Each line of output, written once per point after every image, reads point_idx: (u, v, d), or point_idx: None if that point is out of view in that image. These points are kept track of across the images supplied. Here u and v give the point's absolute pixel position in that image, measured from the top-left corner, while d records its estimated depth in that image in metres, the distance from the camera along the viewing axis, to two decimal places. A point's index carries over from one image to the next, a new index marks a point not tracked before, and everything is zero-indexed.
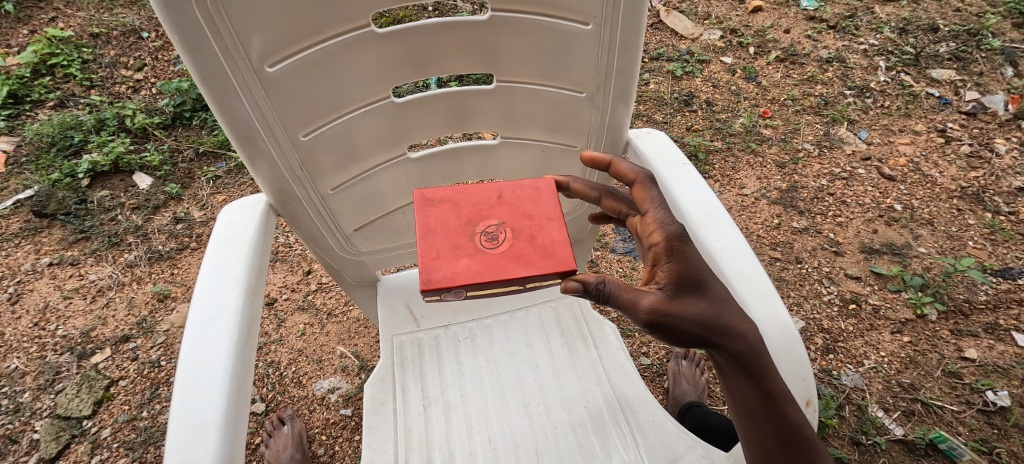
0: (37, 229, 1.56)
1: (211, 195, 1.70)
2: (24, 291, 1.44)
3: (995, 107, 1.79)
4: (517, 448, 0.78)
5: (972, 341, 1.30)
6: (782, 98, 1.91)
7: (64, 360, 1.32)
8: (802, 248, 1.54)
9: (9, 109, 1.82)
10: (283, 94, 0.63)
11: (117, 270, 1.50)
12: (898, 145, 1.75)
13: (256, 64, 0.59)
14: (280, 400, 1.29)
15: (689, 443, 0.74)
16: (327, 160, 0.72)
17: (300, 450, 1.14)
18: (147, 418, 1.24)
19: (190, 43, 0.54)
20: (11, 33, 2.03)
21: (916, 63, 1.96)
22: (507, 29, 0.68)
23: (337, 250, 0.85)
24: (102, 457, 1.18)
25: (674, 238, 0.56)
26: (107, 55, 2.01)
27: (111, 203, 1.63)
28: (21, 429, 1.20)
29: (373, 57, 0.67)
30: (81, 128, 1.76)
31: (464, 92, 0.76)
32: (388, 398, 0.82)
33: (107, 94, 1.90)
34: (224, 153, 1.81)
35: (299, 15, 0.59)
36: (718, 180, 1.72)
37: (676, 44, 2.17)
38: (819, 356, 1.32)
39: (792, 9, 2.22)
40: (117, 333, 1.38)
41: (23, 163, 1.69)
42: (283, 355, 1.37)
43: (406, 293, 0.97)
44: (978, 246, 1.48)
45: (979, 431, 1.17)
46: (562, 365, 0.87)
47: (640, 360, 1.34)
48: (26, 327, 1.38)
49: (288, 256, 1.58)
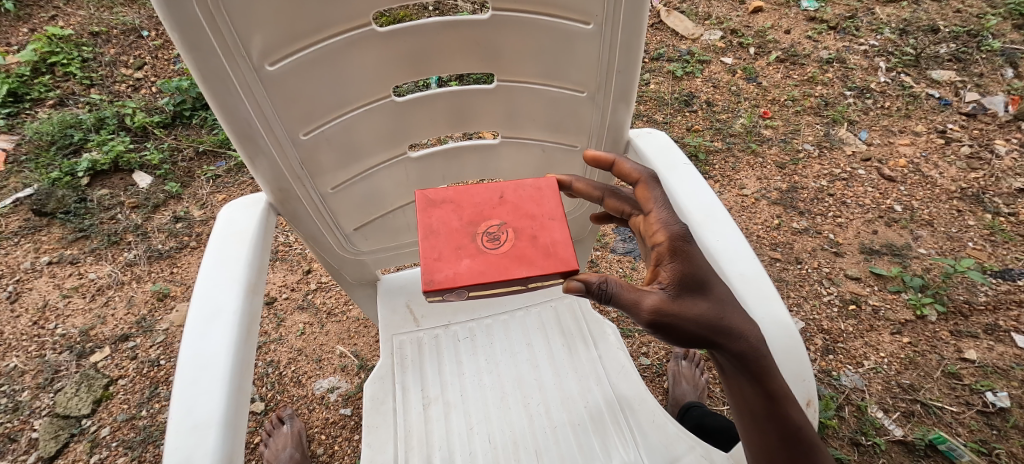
0: (37, 228, 1.56)
1: (211, 194, 1.70)
2: (24, 290, 1.44)
3: (995, 109, 1.79)
4: (517, 448, 0.78)
5: (972, 342, 1.30)
6: (783, 98, 1.91)
7: (64, 358, 1.32)
8: (802, 249, 1.54)
9: (9, 108, 1.82)
10: (283, 93, 0.63)
11: (117, 269, 1.50)
12: (898, 146, 1.75)
13: (257, 63, 0.59)
14: (279, 400, 1.29)
15: (689, 443, 0.74)
16: (328, 159, 0.72)
17: (300, 449, 1.14)
18: (147, 417, 1.24)
19: (191, 40, 0.53)
20: (11, 32, 2.03)
21: (916, 64, 1.96)
22: (507, 29, 0.68)
23: (336, 249, 0.85)
24: (102, 456, 1.18)
25: (678, 238, 0.57)
26: (107, 54, 2.01)
27: (111, 202, 1.63)
28: (20, 428, 1.20)
29: (374, 57, 0.67)
30: (81, 127, 1.76)
31: (465, 91, 0.76)
32: (387, 397, 0.82)
33: (107, 93, 1.90)
34: (224, 152, 1.81)
35: (300, 14, 0.59)
36: (718, 181, 1.72)
37: (676, 44, 2.17)
38: (819, 357, 1.32)
39: (792, 10, 2.23)
40: (117, 332, 1.38)
41: (22, 162, 1.68)
42: (283, 354, 1.37)
43: (406, 293, 0.96)
44: (978, 247, 1.48)
45: (979, 432, 1.17)
46: (562, 365, 0.87)
47: (640, 360, 1.34)
48: (26, 325, 1.38)
49: (288, 255, 1.58)
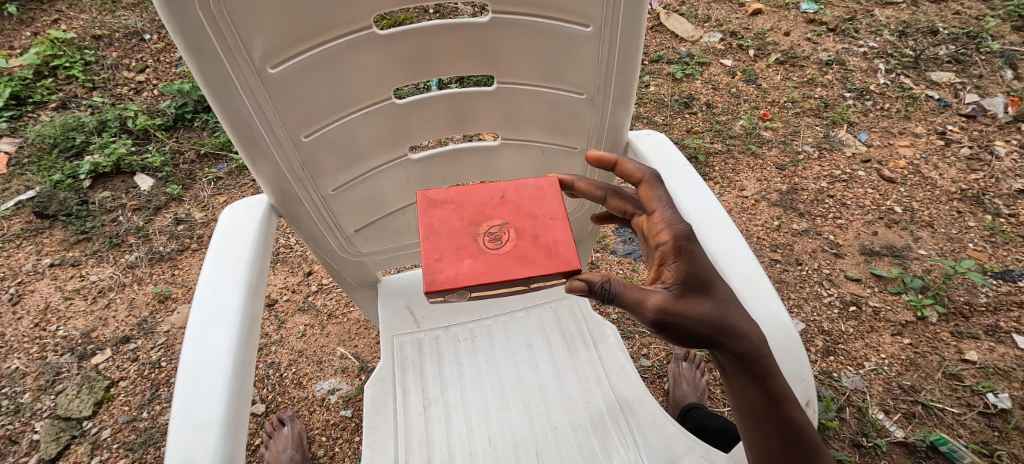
0: (39, 230, 1.57)
1: (212, 196, 1.71)
2: (25, 292, 1.44)
3: (995, 110, 1.79)
4: (517, 449, 0.78)
5: (972, 343, 1.30)
6: (782, 100, 1.92)
7: (65, 360, 1.32)
8: (802, 250, 1.54)
9: (11, 111, 1.82)
10: (285, 95, 0.63)
11: (118, 271, 1.50)
12: (898, 147, 1.76)
13: (259, 66, 0.59)
14: (280, 402, 1.29)
15: (689, 444, 0.74)
16: (329, 160, 0.73)
17: (300, 451, 1.14)
18: (147, 419, 1.24)
19: (193, 43, 0.54)
20: (14, 35, 2.04)
21: (916, 66, 1.96)
22: (508, 31, 0.69)
23: (337, 251, 0.85)
24: (103, 458, 1.18)
25: (681, 238, 0.57)
26: (109, 57, 2.01)
27: (113, 204, 1.64)
28: (21, 430, 1.20)
29: (375, 59, 0.67)
30: (83, 129, 1.77)
31: (465, 93, 0.76)
32: (388, 398, 0.83)
33: (109, 96, 1.91)
34: (225, 154, 1.81)
35: (300, 16, 0.59)
36: (718, 182, 1.72)
37: (675, 46, 2.18)
38: (819, 358, 1.32)
39: (792, 12, 2.23)
40: (118, 334, 1.38)
41: (25, 164, 1.69)
42: (283, 356, 1.37)
43: (406, 294, 0.97)
44: (978, 249, 1.48)
45: (979, 433, 1.17)
46: (562, 366, 0.87)
47: (640, 361, 1.34)
48: (27, 327, 1.38)
49: (289, 257, 1.59)
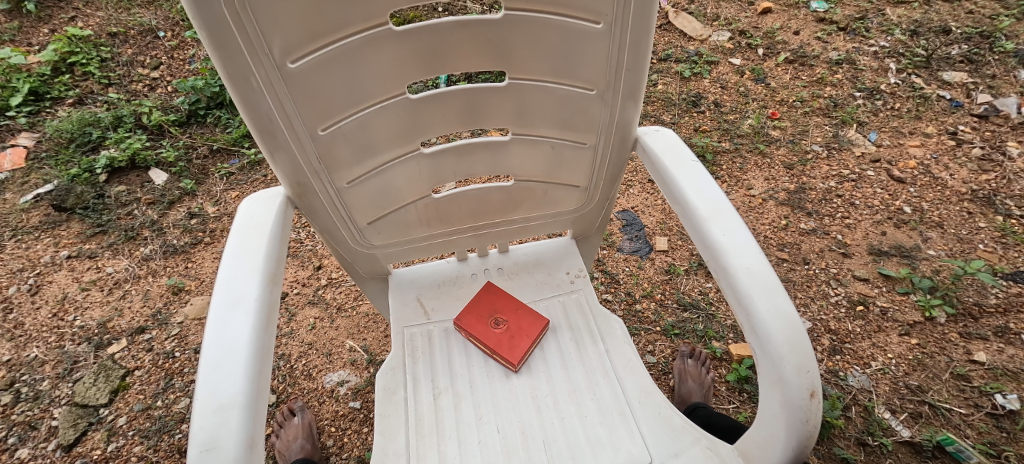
0: (56, 223, 1.60)
1: (224, 191, 1.74)
2: (44, 283, 1.48)
3: (1008, 110, 1.77)
4: (525, 438, 0.79)
5: (981, 344, 1.30)
6: (791, 99, 1.92)
7: (82, 350, 1.35)
8: (809, 249, 1.54)
9: (30, 106, 1.86)
10: (304, 90, 0.65)
11: (134, 264, 1.54)
12: (908, 147, 1.75)
13: (278, 60, 0.61)
14: (290, 392, 1.32)
15: (695, 436, 0.75)
16: (344, 153, 0.75)
17: (311, 441, 1.17)
18: (161, 407, 1.26)
19: (218, 38, 0.56)
20: (32, 33, 2.08)
21: (927, 65, 1.95)
22: (520, 28, 0.69)
23: (349, 241, 0.88)
24: (118, 444, 1.20)
25: None
26: (124, 54, 2.05)
27: (128, 198, 1.67)
28: (40, 416, 1.24)
29: (389, 55, 0.68)
30: (99, 125, 1.80)
31: (475, 89, 0.77)
32: (399, 387, 0.85)
33: (124, 92, 1.94)
34: (237, 150, 1.84)
35: (320, 14, 0.59)
36: (725, 181, 1.73)
37: (684, 45, 2.18)
38: (825, 357, 1.32)
39: (802, 11, 2.23)
40: (133, 325, 1.41)
41: (43, 159, 1.73)
42: (294, 348, 1.40)
43: (417, 287, 1.00)
44: (989, 250, 1.47)
45: (987, 434, 1.16)
46: (569, 359, 0.88)
47: (646, 358, 1.36)
48: (46, 317, 1.41)
49: (300, 251, 1.62)
